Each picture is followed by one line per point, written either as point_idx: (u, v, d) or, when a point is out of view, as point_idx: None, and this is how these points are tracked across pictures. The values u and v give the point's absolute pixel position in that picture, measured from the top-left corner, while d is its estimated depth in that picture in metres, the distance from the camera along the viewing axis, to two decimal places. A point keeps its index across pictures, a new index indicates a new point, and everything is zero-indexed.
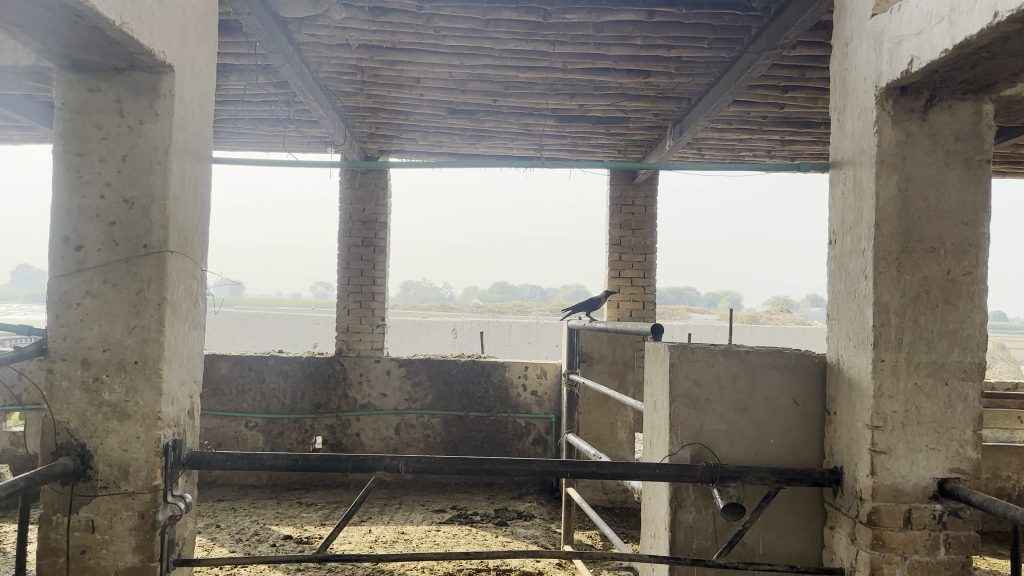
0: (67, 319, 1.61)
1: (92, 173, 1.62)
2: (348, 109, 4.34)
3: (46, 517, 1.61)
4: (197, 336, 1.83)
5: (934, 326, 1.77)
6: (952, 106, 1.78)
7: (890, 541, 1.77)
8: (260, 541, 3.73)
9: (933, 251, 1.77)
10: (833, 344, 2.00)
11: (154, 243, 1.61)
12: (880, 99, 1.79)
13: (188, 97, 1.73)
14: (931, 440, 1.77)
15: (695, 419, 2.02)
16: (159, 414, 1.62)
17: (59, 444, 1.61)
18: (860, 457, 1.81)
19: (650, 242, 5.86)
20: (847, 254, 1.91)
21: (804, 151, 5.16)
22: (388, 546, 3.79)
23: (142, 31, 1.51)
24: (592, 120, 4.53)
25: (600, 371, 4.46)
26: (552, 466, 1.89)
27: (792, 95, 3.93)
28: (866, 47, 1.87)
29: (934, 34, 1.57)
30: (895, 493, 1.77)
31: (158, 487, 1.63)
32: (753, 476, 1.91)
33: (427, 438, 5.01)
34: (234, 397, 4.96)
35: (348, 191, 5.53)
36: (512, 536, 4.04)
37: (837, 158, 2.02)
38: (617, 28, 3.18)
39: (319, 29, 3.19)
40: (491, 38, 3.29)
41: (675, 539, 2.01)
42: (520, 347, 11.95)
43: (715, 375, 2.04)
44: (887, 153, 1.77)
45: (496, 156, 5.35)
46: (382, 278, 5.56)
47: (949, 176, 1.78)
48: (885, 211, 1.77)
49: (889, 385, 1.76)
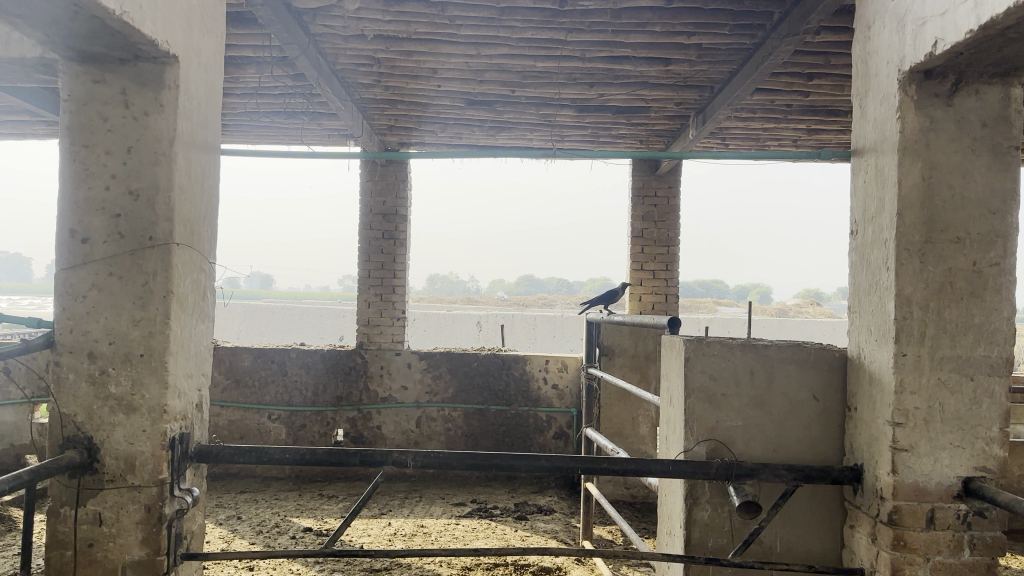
0: (74, 311, 1.62)
1: (98, 165, 1.63)
2: (367, 101, 4.33)
3: (54, 509, 1.63)
4: (205, 329, 1.84)
5: (959, 319, 1.69)
6: (979, 90, 1.69)
7: (911, 542, 1.69)
8: (279, 534, 3.77)
9: (959, 241, 1.69)
10: (854, 337, 1.91)
11: (159, 235, 1.61)
12: (902, 84, 1.70)
13: (195, 88, 1.73)
14: (955, 438, 1.70)
15: (710, 415, 1.97)
16: (165, 408, 1.63)
17: (67, 437, 1.63)
18: (880, 455, 1.74)
19: (673, 234, 5.76)
20: (869, 245, 1.83)
21: (831, 140, 5.01)
22: (407, 539, 3.80)
23: (144, 21, 1.50)
24: (613, 110, 4.45)
25: (621, 364, 4.41)
26: (562, 462, 1.84)
27: (817, 83, 3.81)
28: (888, 30, 1.78)
29: (959, 15, 1.49)
30: (918, 492, 1.70)
31: (164, 480, 1.64)
32: (770, 473, 1.84)
33: (447, 432, 5.01)
34: (257, 389, 5.01)
35: (368, 184, 5.53)
36: (531, 530, 4.03)
37: (858, 146, 1.93)
38: (635, 15, 3.11)
39: (333, 20, 3.18)
40: (507, 27, 3.24)
41: (690, 538, 1.96)
42: (544, 340, 11.88)
43: (732, 369, 1.98)
44: (910, 139, 1.69)
45: (516, 148, 5.30)
46: (403, 271, 5.56)
47: (976, 162, 1.69)
48: (908, 200, 1.68)
49: (911, 381, 1.68)
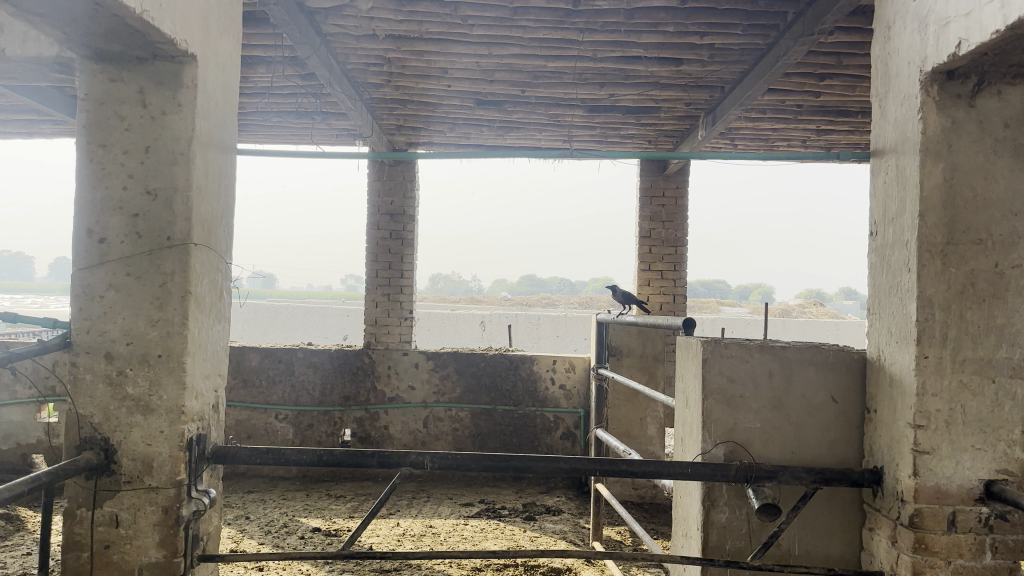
0: (91, 312, 1.61)
1: (115, 165, 1.62)
2: (376, 101, 4.32)
3: (71, 511, 1.63)
4: (222, 330, 1.83)
5: (980, 321, 1.67)
6: (1002, 91, 1.67)
7: (932, 545, 1.67)
8: (288, 534, 3.76)
9: (981, 243, 1.67)
10: (873, 338, 1.89)
11: (177, 236, 1.61)
12: (923, 84, 1.68)
13: (212, 87, 1.72)
14: (977, 440, 1.67)
15: (728, 416, 1.95)
16: (182, 409, 1.62)
17: (83, 438, 1.62)
18: (901, 457, 1.72)
19: (681, 234, 5.74)
20: (889, 247, 1.81)
21: (841, 140, 4.98)
22: (416, 540, 3.78)
23: (162, 20, 1.49)
24: (623, 110, 4.43)
25: (629, 365, 4.39)
26: (579, 463, 1.82)
27: (829, 83, 3.78)
28: (910, 30, 1.76)
29: (984, 15, 1.47)
30: (939, 495, 1.67)
31: (182, 481, 1.64)
32: (789, 476, 1.82)
33: (455, 432, 5.00)
34: (264, 389, 5.01)
35: (377, 183, 5.52)
36: (540, 531, 4.01)
37: (878, 147, 1.91)
38: (648, 15, 3.09)
39: (346, 19, 3.17)
40: (519, 27, 3.22)
41: (708, 540, 1.93)
42: (548, 340, 11.85)
43: (750, 371, 1.96)
44: (932, 140, 1.67)
45: (524, 147, 5.28)
46: (410, 271, 5.55)
47: (998, 163, 1.67)
48: (930, 201, 1.66)
49: (933, 383, 1.66)
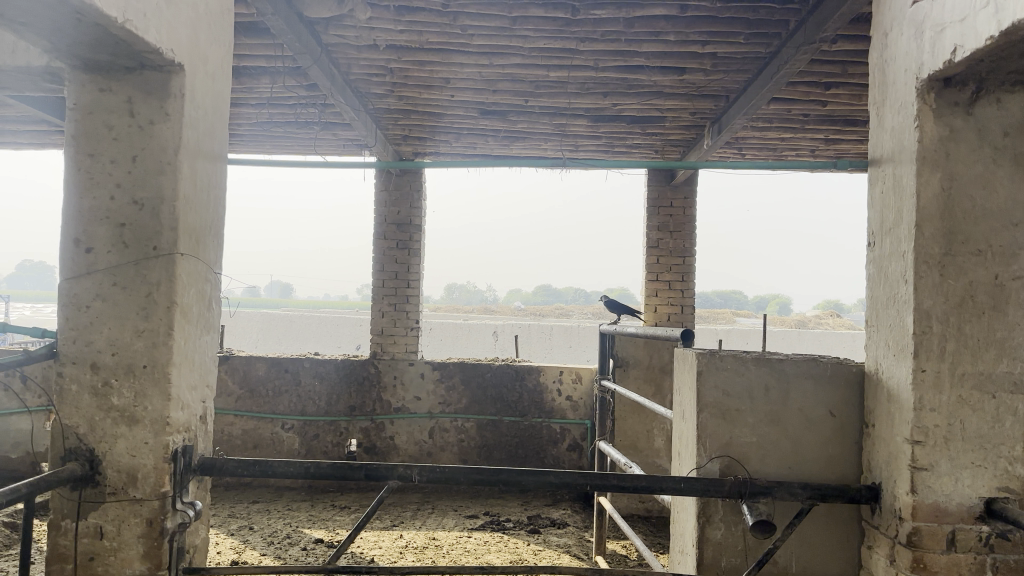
0: (77, 322, 1.62)
1: (103, 175, 1.63)
2: (381, 111, 4.34)
3: (56, 522, 1.63)
4: (210, 340, 1.83)
5: (979, 335, 1.62)
6: (1001, 99, 1.63)
7: (931, 565, 1.60)
8: (291, 545, 3.75)
9: (980, 253, 1.62)
10: (871, 352, 1.84)
11: (163, 245, 1.61)
12: (921, 91, 1.64)
13: (200, 96, 1.72)
14: (976, 457, 1.62)
15: (724, 430, 1.90)
16: (167, 419, 1.61)
17: (69, 448, 1.62)
18: (899, 473, 1.66)
19: (689, 245, 5.69)
20: (886, 257, 1.76)
21: (850, 149, 4.93)
22: (418, 552, 3.74)
23: (147, 30, 1.50)
24: (628, 120, 4.41)
25: (635, 376, 4.34)
26: (570, 477, 1.78)
27: (835, 92, 3.74)
28: (906, 37, 1.73)
29: (979, 20, 1.43)
30: (938, 513, 1.62)
31: (166, 493, 1.63)
32: (784, 491, 1.77)
33: (460, 443, 4.97)
34: (270, 399, 5.01)
35: (384, 194, 5.54)
36: (544, 544, 3.95)
37: (875, 156, 1.87)
38: (649, 24, 3.08)
39: (347, 29, 3.19)
40: (520, 37, 3.22)
41: (702, 557, 1.89)
42: (560, 351, 11.78)
43: (745, 384, 1.92)
44: (929, 149, 1.63)
45: (530, 156, 5.27)
46: (416, 281, 5.56)
47: (998, 173, 1.63)
48: (927, 212, 1.62)
49: (931, 398, 1.61)
